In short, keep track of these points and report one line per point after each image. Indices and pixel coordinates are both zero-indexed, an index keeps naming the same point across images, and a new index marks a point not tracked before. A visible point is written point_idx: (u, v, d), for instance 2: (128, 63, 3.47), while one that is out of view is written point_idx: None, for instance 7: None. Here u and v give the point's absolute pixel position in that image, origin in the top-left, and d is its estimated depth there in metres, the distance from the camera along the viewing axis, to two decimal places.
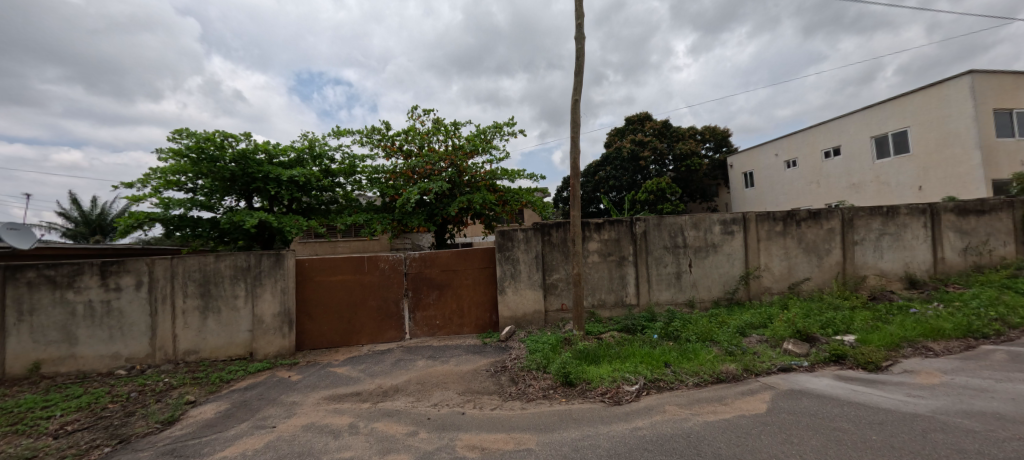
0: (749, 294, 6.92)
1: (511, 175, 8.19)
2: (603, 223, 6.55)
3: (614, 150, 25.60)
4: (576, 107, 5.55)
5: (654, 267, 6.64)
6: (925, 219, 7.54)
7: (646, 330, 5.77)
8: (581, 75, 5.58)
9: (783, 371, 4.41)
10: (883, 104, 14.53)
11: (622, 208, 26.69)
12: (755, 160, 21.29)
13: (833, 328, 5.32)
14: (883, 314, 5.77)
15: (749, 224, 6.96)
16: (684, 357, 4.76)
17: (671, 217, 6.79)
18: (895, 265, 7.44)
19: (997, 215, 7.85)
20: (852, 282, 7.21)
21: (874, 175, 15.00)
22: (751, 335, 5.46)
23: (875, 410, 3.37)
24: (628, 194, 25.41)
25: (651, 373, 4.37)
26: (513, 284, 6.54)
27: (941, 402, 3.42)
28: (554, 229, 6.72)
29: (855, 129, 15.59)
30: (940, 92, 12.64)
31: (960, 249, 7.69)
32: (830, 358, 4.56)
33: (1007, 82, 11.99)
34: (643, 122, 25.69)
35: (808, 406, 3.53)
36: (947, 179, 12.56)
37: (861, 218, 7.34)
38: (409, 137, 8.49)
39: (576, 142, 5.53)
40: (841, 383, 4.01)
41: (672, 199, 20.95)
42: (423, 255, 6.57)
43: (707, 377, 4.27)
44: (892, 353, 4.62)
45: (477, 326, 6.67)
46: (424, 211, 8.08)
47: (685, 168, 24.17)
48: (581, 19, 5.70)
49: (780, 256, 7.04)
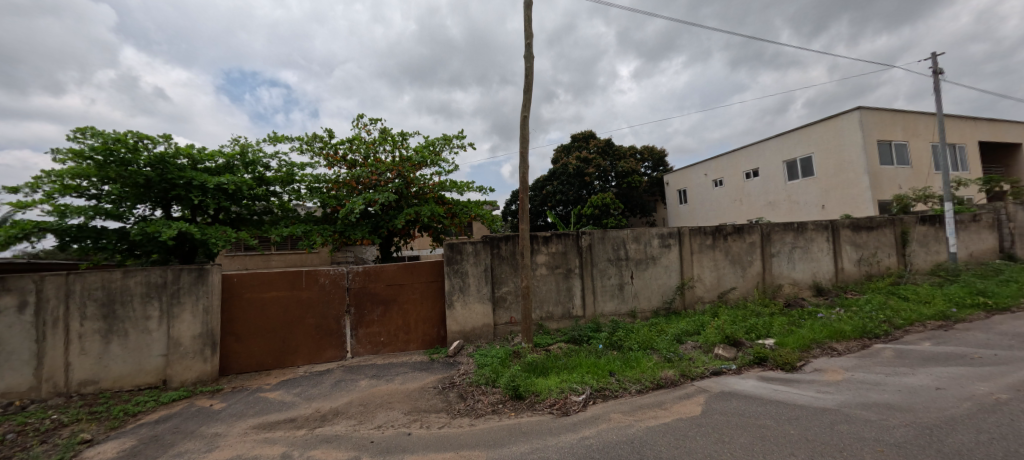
0: (685, 303, 7.39)
1: (460, 188, 8.15)
2: (551, 236, 6.66)
3: (560, 166, 26.61)
4: (525, 123, 5.69)
5: (598, 278, 6.87)
6: (828, 234, 8.57)
7: (591, 340, 5.93)
8: (530, 92, 5.74)
9: (715, 375, 4.74)
10: (791, 133, 16.48)
11: (569, 222, 27.56)
12: (687, 179, 23.01)
13: (756, 332, 5.81)
14: (796, 319, 6.43)
15: (684, 238, 7.48)
16: (627, 365, 4.98)
17: (614, 232, 7.09)
18: (805, 274, 8.35)
19: (882, 230, 9.12)
20: (771, 291, 7.97)
21: (786, 195, 16.86)
22: (687, 341, 5.83)
23: (792, 406, 3.74)
24: (574, 208, 26.46)
25: (597, 383, 4.49)
26: (462, 298, 6.45)
27: (844, 396, 3.86)
28: (502, 241, 6.74)
29: (771, 153, 17.46)
30: (836, 124, 14.59)
31: (856, 260, 8.80)
32: (754, 360, 4.99)
33: (886, 118, 14.12)
34: (588, 139, 26.96)
35: (736, 407, 3.81)
36: (844, 200, 14.41)
37: (776, 233, 8.17)
38: (353, 146, 8.18)
39: (524, 156, 5.65)
40: (764, 383, 4.39)
41: (615, 214, 21.98)
42: (367, 269, 6.30)
43: (648, 383, 4.48)
44: (805, 353, 5.16)
45: (424, 342, 6.48)
46: (368, 223, 7.76)
47: (627, 185, 25.61)
48: (528, 39, 5.90)
49: (710, 267, 7.63)
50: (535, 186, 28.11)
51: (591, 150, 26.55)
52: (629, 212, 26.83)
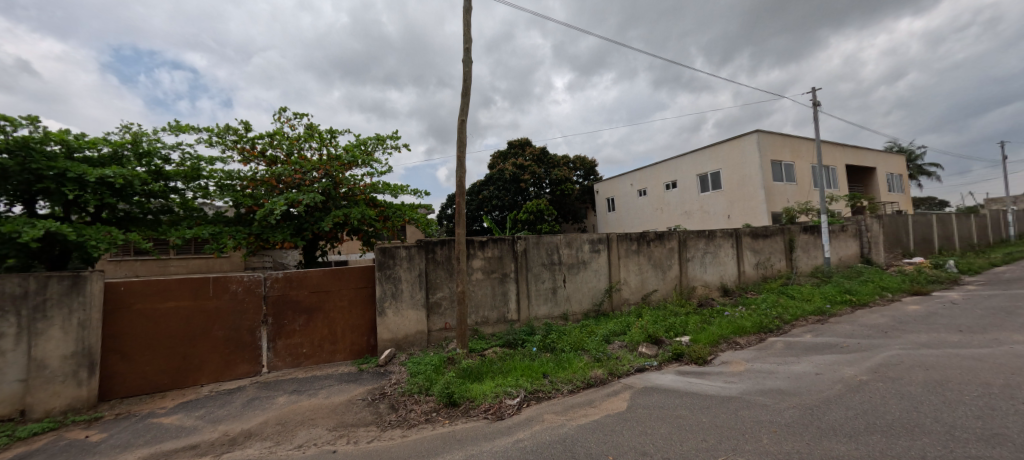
0: (612, 305, 7.83)
1: (393, 190, 7.86)
2: (487, 241, 6.68)
3: (497, 172, 26.98)
4: (463, 127, 5.67)
5: (532, 282, 7.02)
6: (733, 241, 9.64)
7: (526, 344, 6.04)
8: (468, 97, 5.73)
9: (639, 372, 5.07)
10: (704, 150, 18.35)
11: (505, 227, 27.94)
12: (615, 188, 24.53)
13: (674, 331, 6.34)
14: (708, 317, 7.13)
15: (612, 243, 7.95)
16: (559, 367, 5.14)
17: (548, 237, 7.31)
18: (714, 277, 9.30)
19: (774, 238, 10.48)
20: (686, 292, 8.76)
21: (699, 205, 18.65)
22: (615, 341, 6.18)
23: (703, 396, 4.12)
24: (510, 214, 26.95)
25: (531, 385, 4.58)
26: (394, 304, 6.20)
27: (746, 385, 4.35)
28: (438, 246, 6.62)
29: (687, 167, 19.26)
30: (740, 144, 16.54)
31: (755, 264, 10.01)
32: (673, 356, 5.42)
33: (777, 141, 16.33)
34: (524, 147, 27.64)
35: (657, 400, 4.11)
36: (746, 211, 16.36)
37: (691, 239, 9.01)
38: (274, 142, 7.53)
39: (462, 160, 5.62)
40: (680, 377, 4.79)
41: (549, 220, 22.74)
42: (288, 275, 5.81)
43: (579, 383, 4.66)
44: (714, 348, 5.73)
45: (352, 351, 6.12)
46: (290, 225, 7.17)
47: (560, 192, 26.66)
48: (467, 44, 5.91)
49: (635, 271, 8.18)
50: (472, 190, 28.15)
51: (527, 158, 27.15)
52: (562, 218, 27.92)
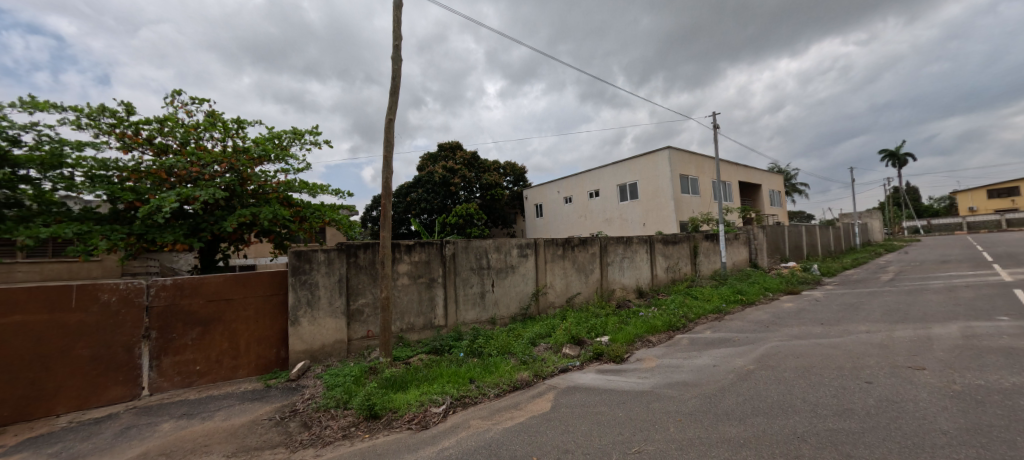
0: (539, 308, 8.06)
1: (311, 189, 7.28)
2: (414, 245, 6.46)
3: (426, 174, 26.47)
4: (390, 126, 5.45)
5: (460, 287, 6.96)
6: (647, 247, 10.50)
7: (453, 349, 5.95)
8: (396, 96, 5.53)
9: (562, 372, 5.26)
10: (623, 162, 19.81)
11: (433, 231, 27.47)
12: (543, 195, 25.40)
13: (595, 331, 6.70)
14: (625, 317, 7.67)
15: (539, 248, 8.19)
16: (486, 371, 5.14)
17: (477, 241, 7.31)
18: (631, 280, 10.04)
19: (681, 244, 11.64)
20: (606, 294, 9.33)
21: (618, 213, 20.06)
22: (540, 344, 6.35)
23: (620, 392, 4.41)
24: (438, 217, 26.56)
25: (457, 391, 4.51)
26: (309, 313, 5.72)
27: (656, 379, 4.75)
28: (360, 250, 6.27)
29: (608, 178, 20.63)
30: (654, 158, 18.17)
31: (665, 268, 11.01)
32: (593, 356, 5.73)
33: (684, 157, 18.24)
34: (455, 150, 27.50)
35: (579, 399, 4.30)
36: (658, 219, 17.99)
37: (611, 245, 9.63)
38: (165, 128, 6.55)
39: (389, 161, 5.40)
40: (600, 375, 5.07)
41: (479, 224, 22.81)
42: (180, 282, 5.06)
43: (505, 386, 4.70)
44: (630, 346, 6.17)
45: (258, 366, 5.52)
46: (184, 225, 6.28)
47: (490, 197, 26.93)
48: (396, 41, 5.71)
49: (560, 275, 8.52)
50: (399, 192, 27.26)
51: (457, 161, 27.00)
52: (492, 222, 28.21)
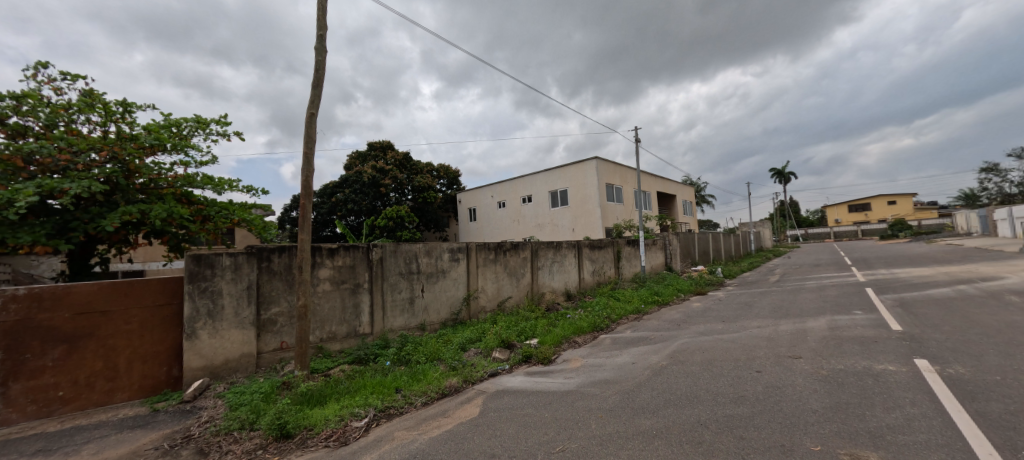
0: (470, 313, 8.02)
1: (217, 185, 6.50)
2: (338, 248, 6.05)
3: (354, 174, 25.20)
4: (312, 121, 5.07)
5: (388, 293, 6.66)
6: (575, 252, 10.99)
7: (378, 358, 5.66)
8: (320, 89, 5.17)
9: (491, 376, 5.27)
10: (554, 170, 20.57)
11: (360, 233, 26.14)
12: (477, 199, 25.44)
13: (525, 334, 6.83)
14: (553, 320, 7.92)
15: (471, 253, 8.17)
16: (413, 380, 4.97)
17: (407, 245, 7.07)
18: (560, 283, 10.41)
19: (606, 249, 12.36)
20: (537, 298, 9.56)
21: (549, 219, 20.77)
22: (470, 349, 6.30)
23: (547, 393, 4.53)
24: (367, 219, 25.35)
25: (382, 402, 4.30)
26: (211, 324, 5.08)
27: (581, 378, 4.96)
28: (275, 254, 5.73)
29: (540, 184, 21.27)
30: (583, 167, 19.13)
31: (592, 272, 11.61)
32: (523, 359, 5.82)
33: (610, 167, 19.47)
34: (385, 150, 26.57)
35: (507, 402, 4.33)
36: (586, 225, 18.97)
37: (542, 250, 9.91)
38: (22, 107, 5.43)
39: (310, 158, 5.01)
40: (528, 377, 5.17)
41: (410, 227, 22.14)
42: (37, 291, 4.20)
43: (433, 394, 4.58)
44: (558, 348, 6.38)
45: (142, 388, 4.77)
46: (47, 223, 5.23)
47: (422, 200, 26.33)
48: (321, 30, 5.35)
49: (492, 279, 8.57)
50: (323, 192, 25.57)
51: (388, 162, 26.22)
52: (424, 226, 27.59)
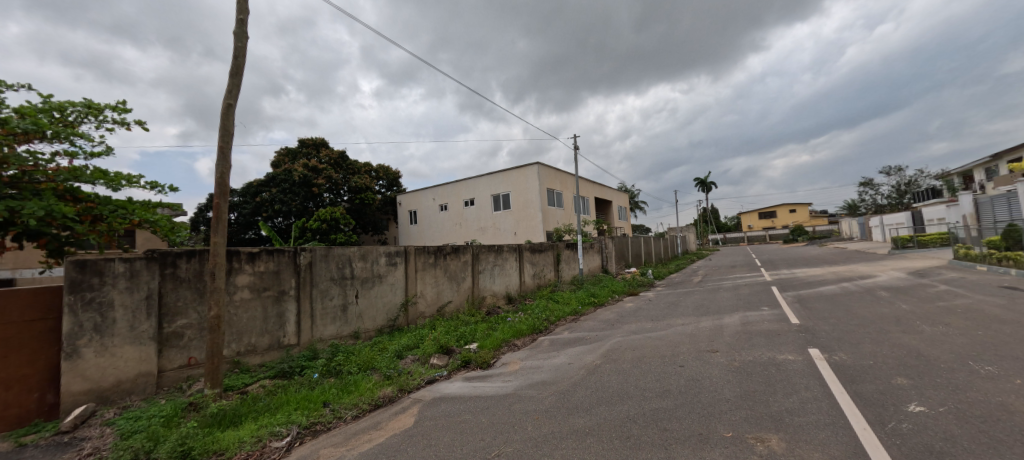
0: (408, 319, 7.78)
1: (113, 180, 5.65)
2: (259, 253, 5.56)
3: (282, 172, 23.46)
4: (230, 112, 4.61)
5: (318, 300, 6.24)
6: (516, 255, 11.13)
7: (305, 371, 5.27)
8: (240, 78, 4.72)
9: (429, 384, 5.13)
10: (497, 173, 20.71)
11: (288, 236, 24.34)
12: (418, 201, 24.85)
13: (464, 339, 6.76)
14: (493, 323, 7.93)
15: (409, 256, 7.93)
16: (343, 392, 4.69)
17: (339, 249, 6.68)
18: (501, 287, 10.46)
19: (547, 253, 12.67)
20: (477, 301, 9.52)
21: (492, 222, 20.87)
22: (407, 356, 6.10)
23: (485, 397, 4.51)
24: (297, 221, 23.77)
25: (306, 418, 3.99)
26: (99, 341, 4.38)
27: (519, 381, 5.01)
28: (182, 259, 5.13)
29: (483, 187, 21.29)
30: (525, 172, 19.49)
31: (532, 275, 11.83)
32: (461, 364, 5.75)
33: (551, 173, 20.04)
34: (319, 148, 25.18)
35: (443, 410, 4.24)
36: (527, 229, 19.35)
37: (483, 253, 9.91)
38: None
39: (226, 152, 4.55)
40: (467, 383, 5.11)
41: (345, 230, 21.02)
42: None
43: (365, 406, 4.35)
44: (497, 351, 6.39)
45: (5, 420, 3.98)
46: None
47: (359, 201, 25.25)
48: (241, 14, 4.90)
49: (431, 284, 8.40)
50: (245, 190, 23.45)
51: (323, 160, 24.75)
52: (360, 228, 26.42)
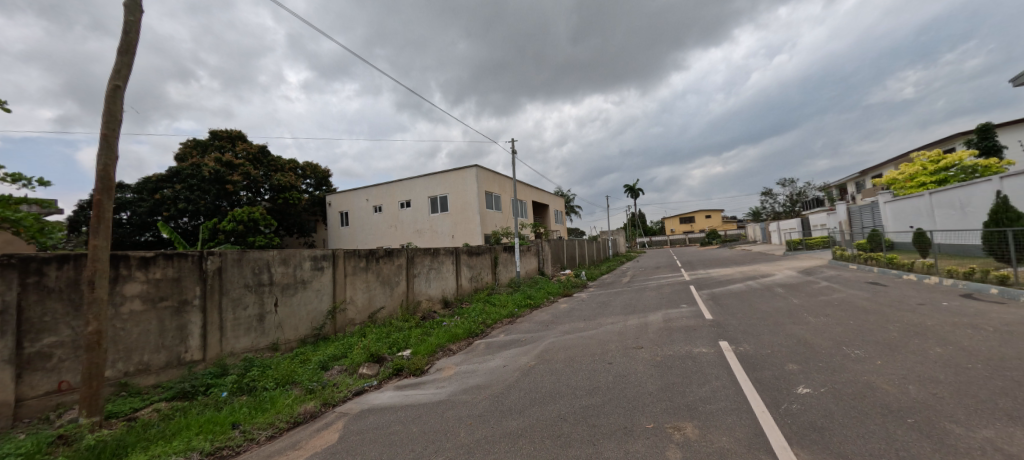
0: (335, 327, 7.32)
1: None
2: (154, 257, 4.88)
3: (188, 166, 20.93)
4: (118, 96, 3.99)
5: (228, 310, 5.64)
6: (453, 258, 11.00)
7: (211, 390, 4.72)
8: (132, 56, 4.11)
9: (356, 395, 4.85)
10: (434, 175, 20.33)
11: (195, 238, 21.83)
12: (350, 202, 23.59)
13: (397, 346, 6.52)
14: (428, 328, 7.74)
15: (338, 260, 7.48)
16: (257, 411, 4.26)
17: (255, 253, 6.10)
18: (437, 291, 10.26)
19: (484, 256, 12.69)
20: (412, 306, 9.23)
21: (428, 225, 20.44)
22: (333, 367, 5.72)
23: (417, 406, 4.37)
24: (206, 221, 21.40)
25: (210, 443, 3.56)
26: None
27: (453, 387, 4.92)
28: (52, 265, 4.36)
29: (420, 189, 20.78)
30: (463, 174, 19.38)
31: (470, 278, 11.76)
32: (393, 372, 5.53)
33: (490, 176, 20.15)
34: (234, 141, 23.02)
35: (371, 422, 4.02)
36: (465, 232, 19.25)
37: (418, 256, 9.64)
38: None
39: (112, 141, 3.93)
40: (398, 391, 4.91)
41: (266, 232, 19.35)
42: None
43: (282, 424, 3.99)
44: (431, 357, 6.24)
45: None
46: None
47: (282, 201, 23.47)
48: None
49: (362, 289, 7.99)
50: (139, 186, 20.49)
51: (239, 155, 22.90)
52: (283, 230, 24.51)
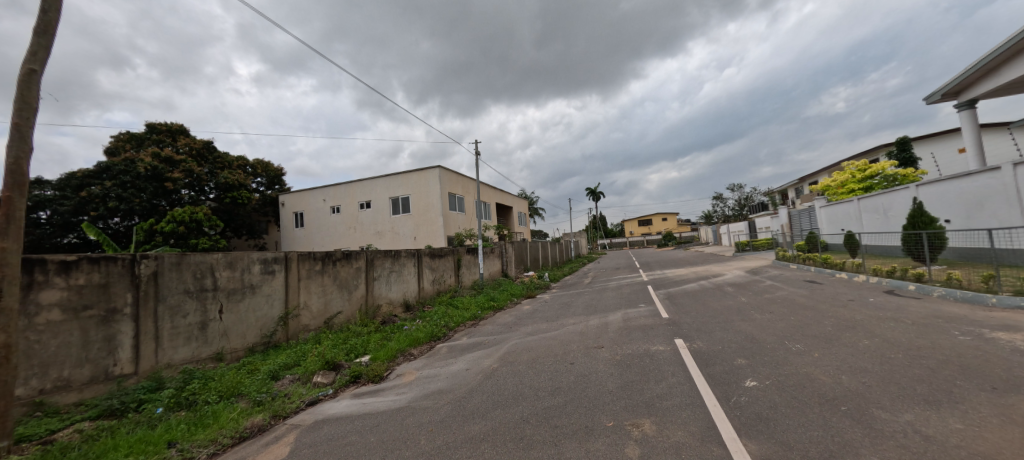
0: (287, 334, 6.94)
1: None
2: (77, 261, 4.42)
3: (119, 161, 19.14)
4: (34, 81, 3.58)
5: (165, 318, 5.21)
6: (414, 260, 10.77)
7: (144, 406, 4.33)
8: (52, 38, 3.70)
9: (310, 406, 4.62)
10: (395, 175, 19.85)
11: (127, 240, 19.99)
12: (305, 202, 22.54)
13: (354, 352, 6.28)
14: (388, 333, 7.53)
15: (291, 264, 7.11)
16: (197, 427, 3.95)
17: (197, 256, 5.68)
18: (398, 294, 10.00)
19: (447, 258, 12.53)
20: (371, 311, 8.93)
21: (389, 227, 19.92)
22: (284, 376, 5.42)
23: (376, 414, 4.23)
24: (141, 222, 19.65)
25: None
26: None
27: (414, 392, 4.81)
28: None
29: (381, 190, 20.22)
30: (426, 175, 19.07)
31: (432, 280, 11.57)
32: (350, 379, 5.32)
33: (453, 177, 19.97)
34: (174, 135, 21.37)
35: (326, 433, 3.84)
36: (427, 233, 18.94)
37: (378, 259, 9.36)
38: None
39: (27, 132, 3.52)
40: (355, 400, 4.73)
41: (210, 233, 18.08)
42: None
43: (226, 440, 3.72)
44: (391, 362, 6.07)
45: None
46: None
47: (230, 200, 22.05)
48: None
49: (317, 294, 7.65)
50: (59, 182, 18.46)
51: (180, 150, 21.27)
52: (230, 231, 23.01)
